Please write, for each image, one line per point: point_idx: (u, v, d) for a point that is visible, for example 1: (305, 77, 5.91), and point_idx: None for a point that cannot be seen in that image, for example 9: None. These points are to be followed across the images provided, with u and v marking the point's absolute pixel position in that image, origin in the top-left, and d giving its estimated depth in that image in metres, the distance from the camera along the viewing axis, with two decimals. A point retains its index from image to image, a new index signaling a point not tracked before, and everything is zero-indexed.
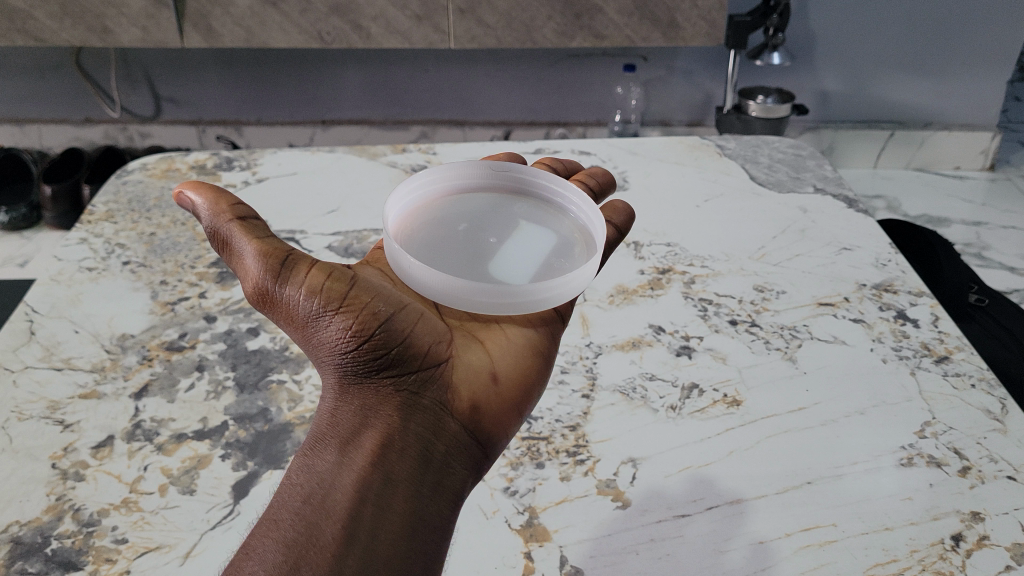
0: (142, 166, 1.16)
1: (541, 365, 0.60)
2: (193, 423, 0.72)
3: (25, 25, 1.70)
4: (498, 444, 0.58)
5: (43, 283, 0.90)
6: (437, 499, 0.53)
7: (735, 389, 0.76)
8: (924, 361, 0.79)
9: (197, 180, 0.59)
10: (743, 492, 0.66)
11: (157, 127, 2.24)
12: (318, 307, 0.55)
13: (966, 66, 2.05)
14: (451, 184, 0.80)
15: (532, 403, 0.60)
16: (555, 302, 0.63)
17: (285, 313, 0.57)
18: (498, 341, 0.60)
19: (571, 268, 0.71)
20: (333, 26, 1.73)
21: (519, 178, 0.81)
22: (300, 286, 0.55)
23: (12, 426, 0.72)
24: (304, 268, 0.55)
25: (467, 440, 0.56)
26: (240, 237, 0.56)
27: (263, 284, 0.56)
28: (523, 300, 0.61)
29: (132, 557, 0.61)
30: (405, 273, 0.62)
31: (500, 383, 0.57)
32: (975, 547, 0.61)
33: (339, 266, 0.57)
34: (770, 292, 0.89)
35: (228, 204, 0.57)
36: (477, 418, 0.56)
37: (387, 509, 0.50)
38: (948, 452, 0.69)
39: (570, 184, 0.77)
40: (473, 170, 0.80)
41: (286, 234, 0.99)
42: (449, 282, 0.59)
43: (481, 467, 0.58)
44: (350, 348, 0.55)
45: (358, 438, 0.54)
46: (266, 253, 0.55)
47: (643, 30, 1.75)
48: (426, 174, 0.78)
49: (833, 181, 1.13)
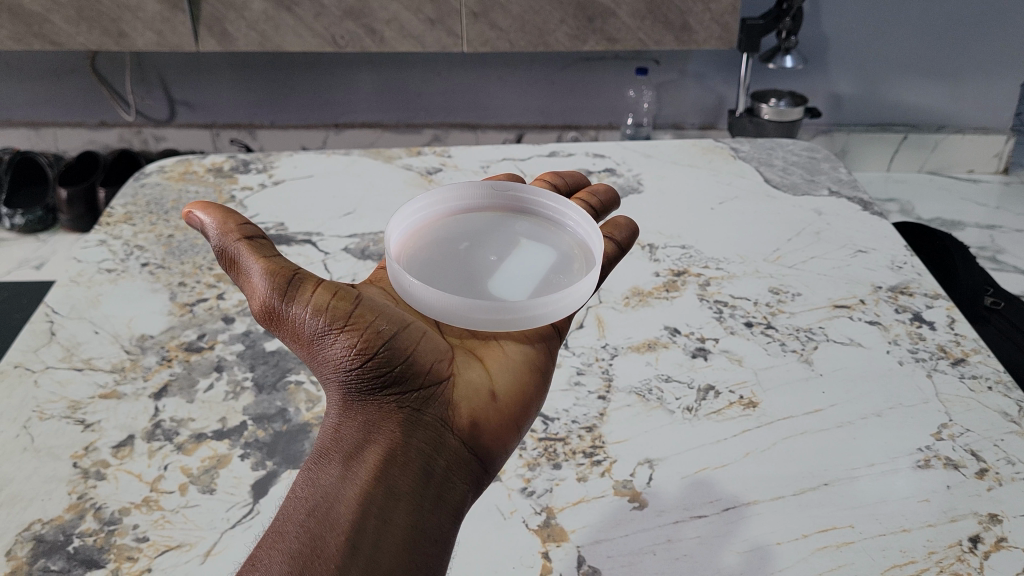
0: (160, 168, 1.16)
1: (539, 383, 0.61)
2: (213, 423, 0.73)
3: (42, 29, 1.72)
4: (498, 460, 0.58)
5: (63, 284, 0.91)
6: (438, 513, 0.53)
7: (751, 390, 0.76)
8: (941, 363, 0.79)
9: (207, 200, 0.59)
10: (759, 494, 0.66)
11: (171, 131, 2.26)
12: (324, 325, 0.55)
13: (980, 69, 2.04)
14: (451, 207, 0.81)
15: (532, 419, 0.60)
16: (552, 318, 0.63)
17: (290, 331, 0.57)
18: (496, 359, 0.60)
19: (569, 284, 0.71)
20: (346, 30, 1.74)
21: (517, 199, 0.81)
22: (306, 304, 0.55)
23: (33, 426, 0.72)
24: (310, 286, 0.56)
25: (468, 456, 0.56)
26: (248, 256, 0.56)
27: (269, 302, 0.56)
28: (519, 317, 0.61)
29: (153, 555, 0.61)
30: (405, 290, 0.63)
31: (499, 400, 0.58)
32: (993, 549, 0.61)
33: (344, 284, 0.57)
34: (786, 294, 0.89)
35: (236, 224, 0.58)
36: (478, 434, 0.56)
37: (389, 524, 0.51)
38: (965, 454, 0.69)
39: (569, 202, 0.78)
40: (473, 190, 0.81)
41: (303, 236, 1.00)
42: (445, 300, 0.60)
43: (481, 483, 0.58)
44: (354, 366, 0.55)
45: (360, 454, 0.54)
46: (273, 271, 0.55)
47: (656, 33, 1.75)
48: (426, 197, 0.79)
49: (847, 184, 1.13)
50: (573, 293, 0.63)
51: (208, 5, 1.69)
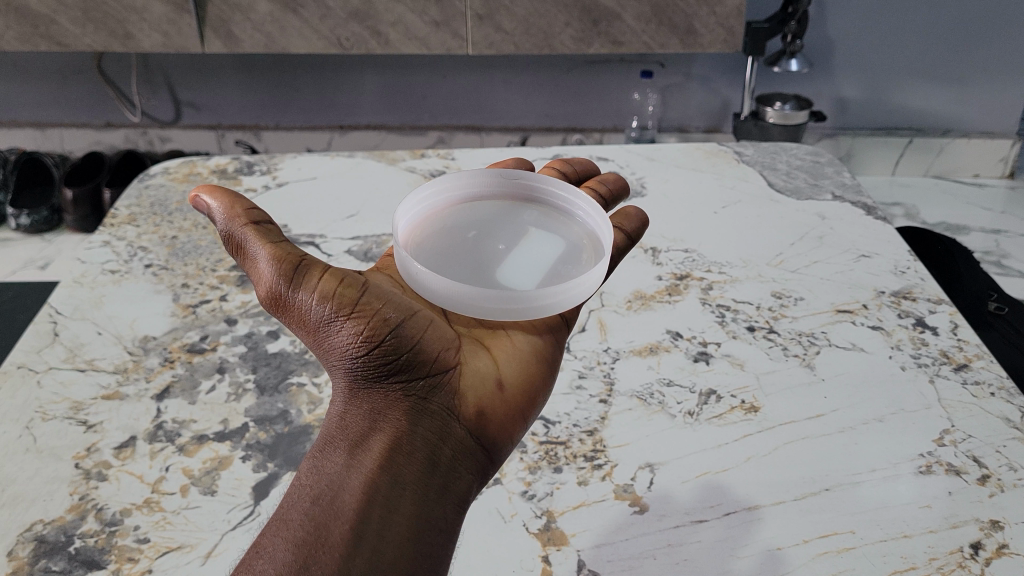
0: (164, 170, 1.17)
1: (546, 372, 0.61)
2: (214, 424, 0.73)
3: (49, 29, 1.72)
4: (503, 451, 0.58)
5: (67, 285, 0.92)
6: (442, 503, 0.53)
7: (753, 395, 0.76)
8: (943, 368, 0.79)
9: (213, 184, 0.59)
10: (759, 498, 0.66)
11: (177, 132, 2.26)
12: (330, 312, 0.55)
13: (986, 74, 2.04)
14: (460, 194, 0.81)
15: (539, 409, 0.60)
16: (560, 308, 0.63)
17: (297, 317, 0.57)
18: (504, 349, 0.60)
19: (577, 274, 0.71)
20: (351, 32, 1.74)
21: (527, 187, 0.82)
22: (312, 291, 0.55)
23: (36, 427, 0.73)
24: (317, 273, 0.56)
25: (473, 446, 0.56)
26: (255, 242, 0.56)
27: (276, 288, 0.56)
28: (527, 306, 0.61)
29: (154, 557, 0.61)
30: (413, 278, 0.63)
31: (506, 390, 0.57)
32: (994, 556, 0.61)
33: (351, 272, 0.57)
34: (788, 298, 0.89)
35: (243, 209, 0.58)
36: (484, 424, 0.56)
37: (394, 512, 0.51)
38: (967, 460, 0.69)
39: (578, 191, 0.78)
40: (481, 178, 0.81)
41: (306, 238, 1.00)
42: (454, 288, 0.60)
43: (487, 472, 0.58)
44: (360, 353, 0.55)
45: (365, 442, 0.55)
46: (280, 258, 0.55)
47: (660, 37, 1.75)
48: (435, 185, 0.79)
49: (851, 188, 1.13)
50: (581, 284, 0.63)
51: (214, 6, 1.69)
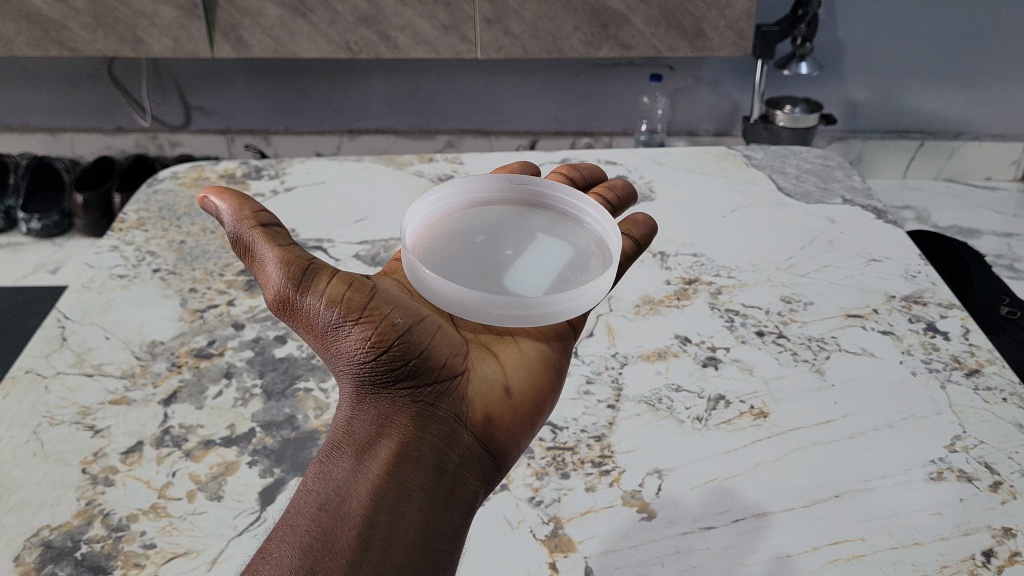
0: (173, 175, 1.17)
1: (554, 380, 0.61)
2: (221, 429, 0.73)
3: (59, 35, 1.73)
4: (510, 456, 0.58)
5: (75, 290, 0.92)
6: (449, 511, 0.53)
7: (762, 401, 0.75)
8: (954, 374, 0.78)
9: (221, 184, 0.59)
10: (769, 505, 0.65)
11: (187, 136, 2.27)
12: (339, 317, 0.55)
13: (998, 76, 2.03)
14: (468, 199, 0.80)
15: (547, 415, 0.60)
16: (568, 314, 0.63)
17: (304, 322, 0.57)
18: (510, 354, 0.60)
19: (585, 281, 0.70)
20: (361, 36, 1.74)
21: (535, 192, 0.81)
22: (321, 296, 0.55)
23: (43, 432, 0.73)
24: (324, 278, 0.55)
25: (480, 453, 0.56)
26: (263, 244, 0.56)
27: (283, 292, 0.56)
28: (535, 312, 0.61)
29: (161, 562, 0.61)
30: (421, 283, 0.62)
31: (514, 397, 0.57)
32: (1006, 563, 0.60)
33: (360, 276, 0.57)
34: (798, 303, 0.88)
35: (251, 210, 0.58)
36: (491, 430, 0.56)
37: (400, 519, 0.51)
38: (979, 466, 0.68)
39: (586, 197, 0.77)
40: (488, 184, 0.80)
41: (314, 242, 1.00)
42: (462, 294, 0.59)
43: (493, 479, 0.58)
44: (368, 358, 0.55)
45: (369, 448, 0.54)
46: (289, 262, 0.55)
47: (670, 40, 1.75)
48: (444, 188, 0.79)
49: (861, 192, 1.12)
50: (590, 290, 0.63)
51: (224, 11, 1.70)
